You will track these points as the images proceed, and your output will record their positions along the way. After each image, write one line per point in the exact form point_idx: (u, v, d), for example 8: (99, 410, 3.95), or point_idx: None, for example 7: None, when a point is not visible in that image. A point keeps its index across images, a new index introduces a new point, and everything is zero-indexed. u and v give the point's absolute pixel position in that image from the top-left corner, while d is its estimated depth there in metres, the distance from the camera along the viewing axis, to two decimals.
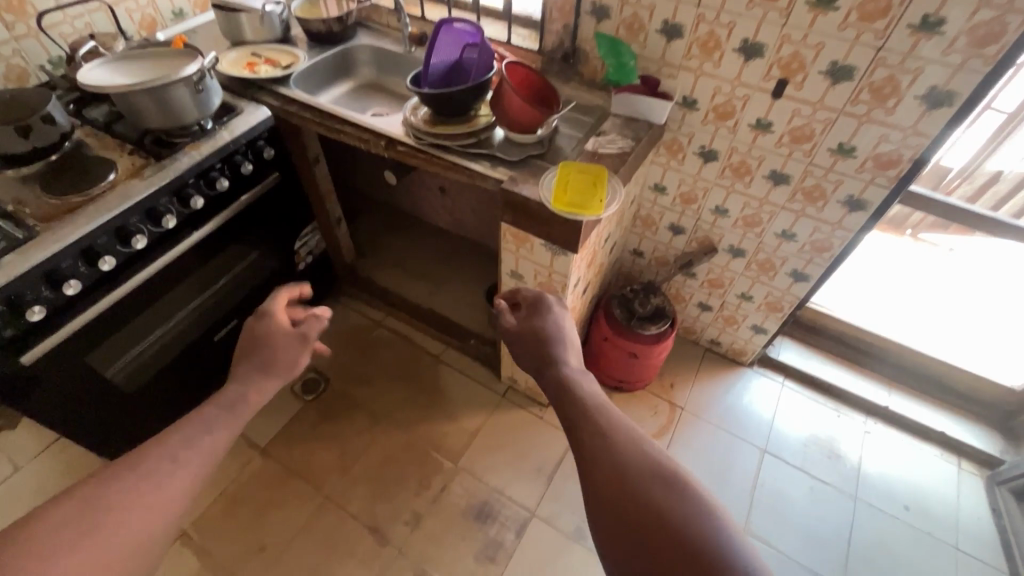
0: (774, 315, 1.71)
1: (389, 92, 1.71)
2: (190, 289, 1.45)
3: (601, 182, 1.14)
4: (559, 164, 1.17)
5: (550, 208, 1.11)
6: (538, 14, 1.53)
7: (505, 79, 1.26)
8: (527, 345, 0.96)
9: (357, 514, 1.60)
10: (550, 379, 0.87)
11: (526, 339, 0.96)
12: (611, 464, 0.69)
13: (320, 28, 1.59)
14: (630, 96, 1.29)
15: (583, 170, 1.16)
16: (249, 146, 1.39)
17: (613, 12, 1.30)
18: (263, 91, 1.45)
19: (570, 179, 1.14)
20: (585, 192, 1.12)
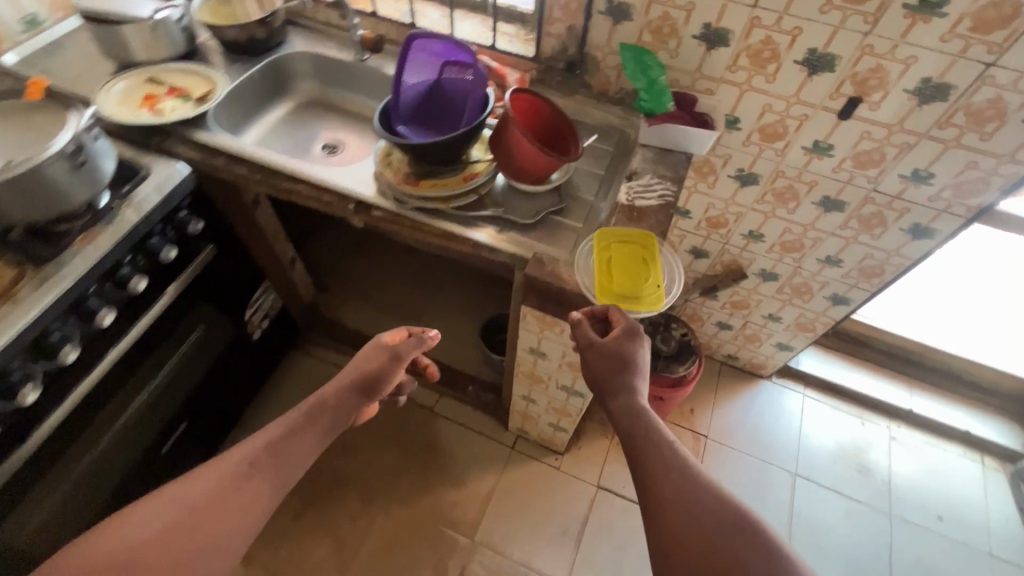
0: (804, 334, 1.56)
1: (340, 112, 1.35)
2: (120, 409, 1.11)
3: (652, 256, 0.90)
4: (599, 233, 0.92)
5: (597, 302, 0.86)
6: (526, 5, 1.20)
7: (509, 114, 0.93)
8: (599, 371, 0.83)
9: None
10: (622, 412, 0.79)
11: (605, 364, 0.83)
12: (679, 511, 0.66)
13: (237, 34, 1.19)
14: (664, 129, 1.01)
15: (627, 240, 0.92)
16: (167, 221, 1.03)
17: (637, 13, 1.00)
18: (173, 140, 1.08)
19: (617, 254, 0.90)
20: (639, 274, 0.88)
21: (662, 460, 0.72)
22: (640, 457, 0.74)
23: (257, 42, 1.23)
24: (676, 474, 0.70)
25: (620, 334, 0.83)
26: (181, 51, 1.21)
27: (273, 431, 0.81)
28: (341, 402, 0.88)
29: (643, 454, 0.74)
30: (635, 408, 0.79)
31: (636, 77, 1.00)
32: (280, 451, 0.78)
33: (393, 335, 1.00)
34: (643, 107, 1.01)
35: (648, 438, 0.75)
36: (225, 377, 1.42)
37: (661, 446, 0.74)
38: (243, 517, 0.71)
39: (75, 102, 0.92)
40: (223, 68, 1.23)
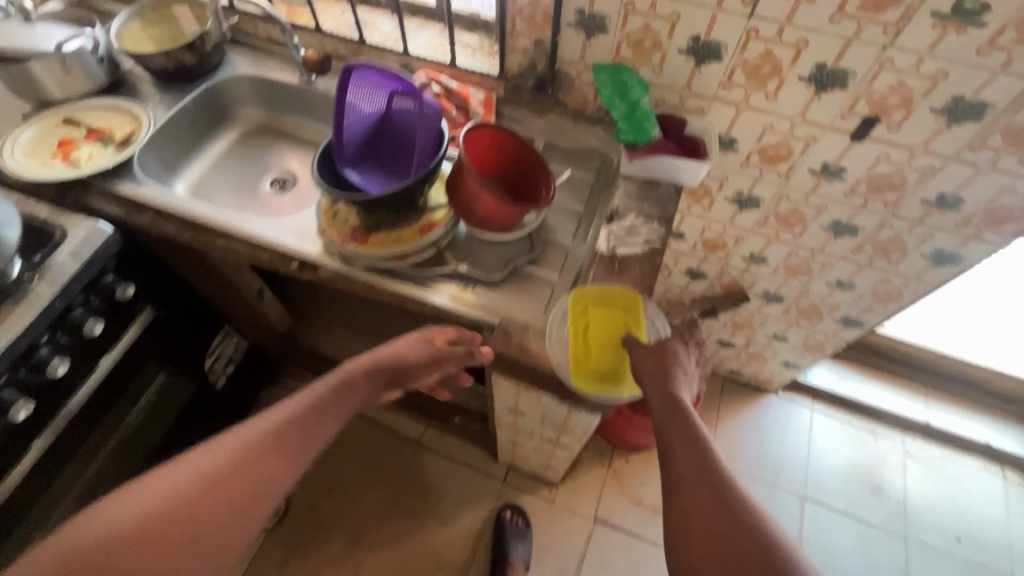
0: (812, 353, 1.44)
1: (291, 139, 1.21)
2: (57, 495, 0.99)
3: (631, 318, 0.83)
4: (578, 297, 0.82)
5: (573, 385, 0.80)
6: (489, 12, 1.04)
7: (464, 163, 0.80)
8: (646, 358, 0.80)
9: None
10: (659, 395, 0.75)
11: (649, 351, 0.80)
12: (704, 492, 0.64)
13: (163, 62, 1.05)
14: (648, 162, 0.88)
15: (607, 304, 0.84)
16: (91, 290, 0.91)
17: (613, 25, 0.86)
18: (92, 194, 0.95)
19: (597, 325, 0.82)
20: (618, 349, 0.83)
21: (692, 448, 0.69)
22: (665, 442, 0.71)
23: (188, 69, 1.08)
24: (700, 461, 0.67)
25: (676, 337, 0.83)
26: (102, 84, 1.07)
27: (297, 404, 0.76)
28: (365, 382, 0.83)
29: (670, 440, 0.71)
30: (671, 394, 0.75)
31: (613, 100, 0.87)
32: (301, 429, 0.74)
33: (441, 337, 0.87)
34: (622, 139, 0.87)
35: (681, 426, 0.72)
36: (194, 433, 1.31)
37: (693, 436, 0.70)
38: (257, 496, 0.67)
39: None
40: (152, 101, 1.09)
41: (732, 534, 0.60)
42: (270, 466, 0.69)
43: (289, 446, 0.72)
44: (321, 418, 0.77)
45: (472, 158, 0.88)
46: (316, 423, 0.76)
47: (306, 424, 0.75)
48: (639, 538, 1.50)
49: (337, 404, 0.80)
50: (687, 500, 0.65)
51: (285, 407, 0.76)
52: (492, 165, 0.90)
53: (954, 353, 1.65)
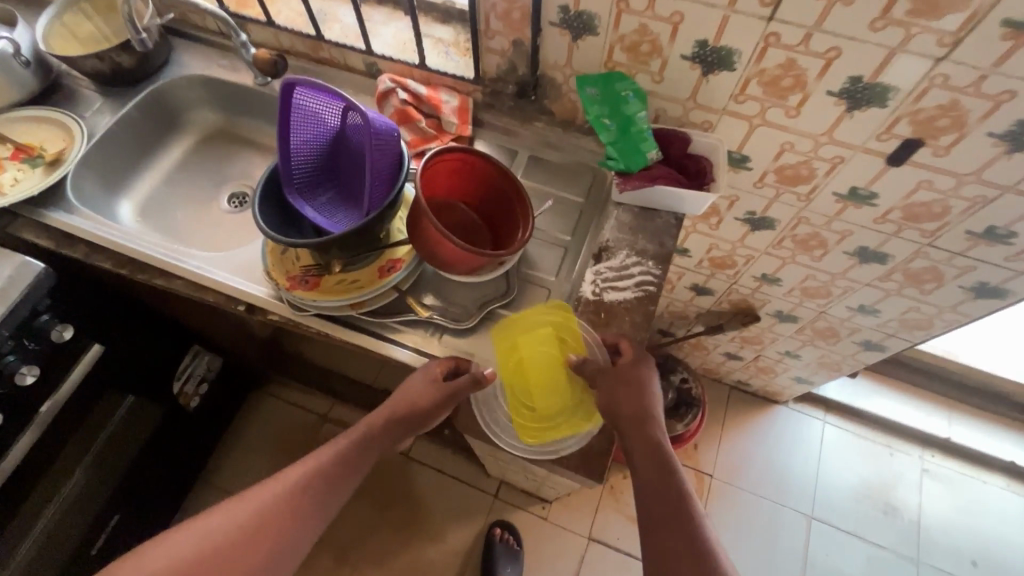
0: (828, 371, 1.32)
1: (251, 146, 1.09)
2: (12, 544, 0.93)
3: (564, 335, 0.72)
4: (497, 335, 0.73)
5: (522, 446, 0.72)
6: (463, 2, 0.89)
7: (418, 199, 0.69)
8: (620, 401, 0.67)
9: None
10: (642, 450, 0.65)
11: (617, 392, 0.67)
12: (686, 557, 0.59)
13: (96, 65, 0.92)
14: (641, 192, 0.76)
15: (534, 332, 0.73)
16: (24, 337, 0.82)
17: (603, 27, 0.71)
18: (19, 225, 0.85)
19: (525, 361, 0.72)
20: (559, 382, 0.72)
21: (680, 514, 0.62)
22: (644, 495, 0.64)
23: (127, 71, 0.96)
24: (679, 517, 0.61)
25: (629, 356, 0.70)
26: (33, 92, 0.95)
27: (323, 454, 0.71)
28: (379, 430, 0.72)
29: (651, 502, 0.63)
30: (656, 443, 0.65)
31: (602, 120, 0.75)
32: (328, 480, 0.69)
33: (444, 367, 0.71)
34: (610, 166, 0.75)
35: (666, 486, 0.63)
36: (167, 456, 1.25)
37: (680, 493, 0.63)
38: (279, 549, 0.65)
39: None
40: (91, 109, 0.97)
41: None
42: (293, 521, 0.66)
43: (318, 497, 0.68)
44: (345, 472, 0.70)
45: (435, 184, 0.76)
46: (342, 475, 0.70)
47: (327, 478, 0.69)
48: (635, 558, 1.45)
49: (364, 457, 0.72)
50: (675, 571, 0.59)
51: (316, 455, 0.71)
52: (460, 189, 0.78)
53: (983, 365, 1.53)
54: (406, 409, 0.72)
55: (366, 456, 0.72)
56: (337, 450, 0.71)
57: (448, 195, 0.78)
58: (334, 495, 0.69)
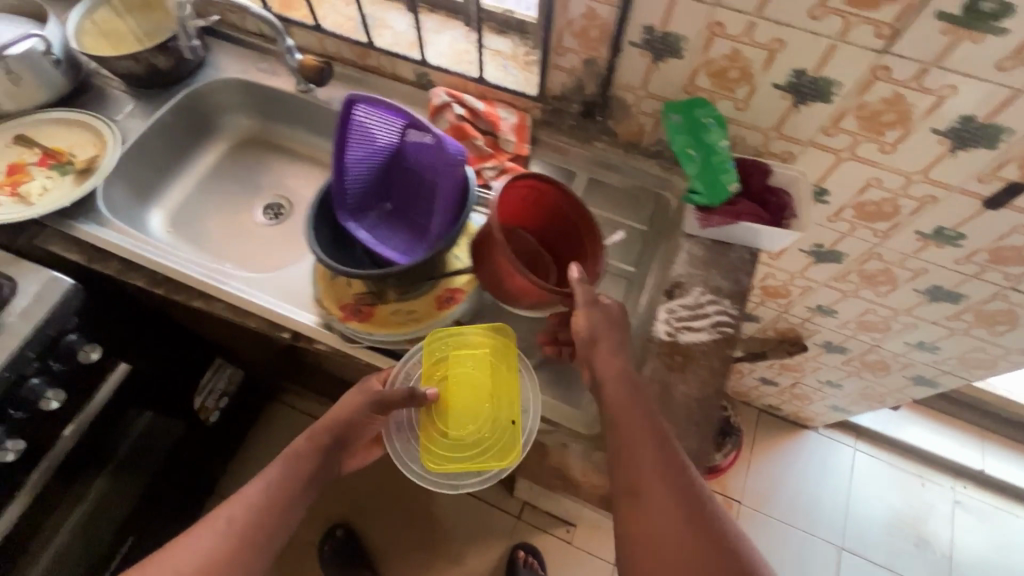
0: (868, 401, 1.29)
1: (286, 154, 1.04)
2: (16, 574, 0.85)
3: (502, 360, 0.66)
4: (428, 341, 0.67)
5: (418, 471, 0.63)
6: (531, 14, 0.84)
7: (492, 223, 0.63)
8: (597, 335, 0.60)
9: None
10: (614, 379, 0.58)
11: (599, 328, 0.61)
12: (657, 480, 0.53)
13: (131, 67, 0.87)
14: (723, 228, 0.71)
15: (472, 349, 0.66)
16: (49, 358, 0.77)
17: (690, 50, 0.67)
18: (46, 236, 0.79)
19: (454, 378, 0.65)
20: (482, 410, 0.63)
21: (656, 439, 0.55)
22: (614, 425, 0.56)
23: (161, 73, 0.90)
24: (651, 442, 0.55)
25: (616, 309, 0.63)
26: (61, 93, 0.89)
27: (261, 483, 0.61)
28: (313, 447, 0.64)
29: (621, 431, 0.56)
30: (629, 374, 0.59)
31: (685, 150, 0.70)
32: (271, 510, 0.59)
33: (384, 379, 0.66)
34: (693, 201, 0.70)
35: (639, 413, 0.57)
36: (187, 472, 1.19)
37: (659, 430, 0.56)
38: None
39: None
40: (122, 113, 0.92)
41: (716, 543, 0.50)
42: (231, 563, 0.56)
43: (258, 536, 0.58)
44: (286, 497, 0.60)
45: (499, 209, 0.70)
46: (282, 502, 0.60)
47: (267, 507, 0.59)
48: None
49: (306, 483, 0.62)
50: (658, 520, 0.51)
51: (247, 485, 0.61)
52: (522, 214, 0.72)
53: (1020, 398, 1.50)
54: (339, 426, 0.65)
55: (309, 485, 0.63)
56: (271, 484, 0.61)
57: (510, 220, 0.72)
58: (276, 531, 0.59)
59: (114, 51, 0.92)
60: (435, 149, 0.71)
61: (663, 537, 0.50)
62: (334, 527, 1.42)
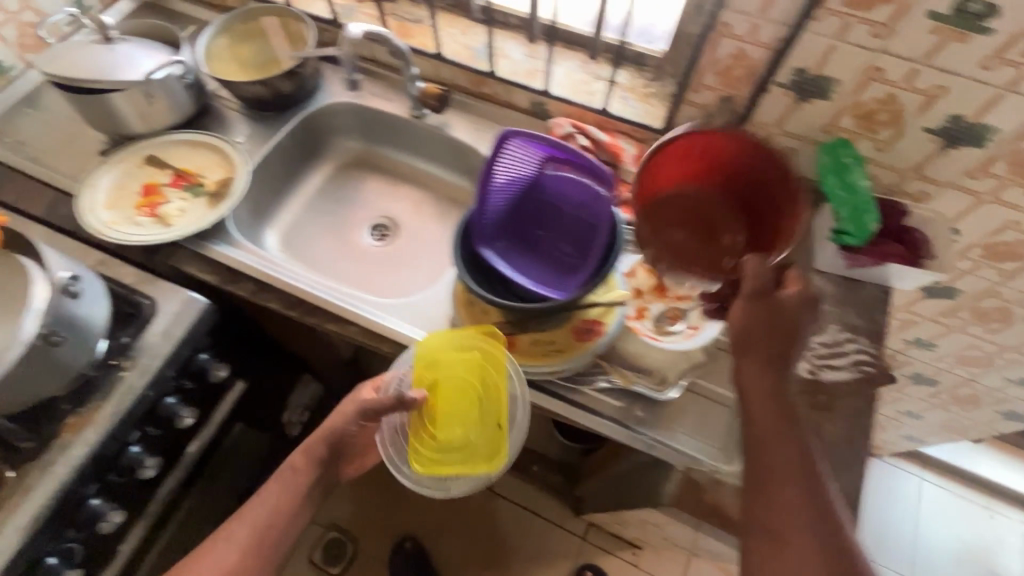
0: (947, 433, 1.28)
1: (390, 175, 1.05)
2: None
3: (487, 362, 0.66)
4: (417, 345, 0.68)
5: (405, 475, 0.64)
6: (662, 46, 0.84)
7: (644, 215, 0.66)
8: (754, 342, 0.58)
9: (339, 534, 1.44)
10: (763, 357, 0.58)
11: (759, 324, 0.57)
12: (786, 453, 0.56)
13: (258, 91, 0.89)
14: (863, 267, 0.73)
15: (461, 352, 0.67)
16: (183, 377, 0.78)
17: (840, 93, 0.68)
18: (181, 256, 0.81)
19: (443, 380, 0.66)
20: (468, 414, 0.64)
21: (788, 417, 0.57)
22: (752, 396, 0.58)
23: (285, 97, 0.92)
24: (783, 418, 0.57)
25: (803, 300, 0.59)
26: (188, 114, 0.92)
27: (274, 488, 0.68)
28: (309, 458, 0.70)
29: (759, 404, 0.58)
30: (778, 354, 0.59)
31: (836, 191, 0.71)
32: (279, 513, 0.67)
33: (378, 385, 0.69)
34: (842, 241, 0.72)
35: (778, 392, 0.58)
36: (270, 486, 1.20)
37: (803, 446, 0.57)
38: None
39: (47, 253, 0.64)
40: (241, 134, 0.94)
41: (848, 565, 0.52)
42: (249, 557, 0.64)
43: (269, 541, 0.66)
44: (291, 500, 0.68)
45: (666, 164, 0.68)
46: (286, 503, 0.67)
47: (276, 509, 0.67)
48: None
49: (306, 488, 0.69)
50: (793, 531, 0.53)
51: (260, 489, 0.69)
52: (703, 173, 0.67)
53: None
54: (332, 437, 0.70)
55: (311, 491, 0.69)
56: (277, 493, 0.68)
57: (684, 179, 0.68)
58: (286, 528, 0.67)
59: (240, 75, 0.96)
60: (579, 189, 0.75)
61: (795, 547, 0.53)
62: (402, 539, 1.43)
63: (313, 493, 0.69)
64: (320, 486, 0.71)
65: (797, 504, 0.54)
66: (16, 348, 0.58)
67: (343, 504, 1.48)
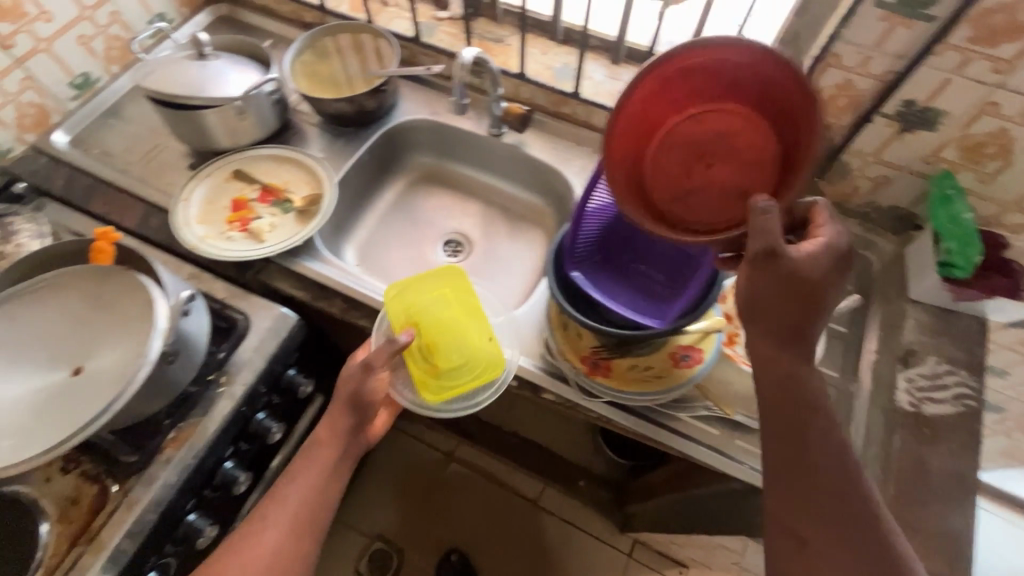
0: (1007, 460, 1.26)
1: (459, 190, 1.05)
2: None
3: (454, 291, 0.77)
4: (388, 295, 0.76)
5: (423, 407, 0.72)
6: None
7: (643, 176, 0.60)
8: (765, 311, 0.51)
9: (384, 546, 1.44)
10: (777, 328, 0.52)
11: (770, 291, 0.50)
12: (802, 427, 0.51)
13: (343, 107, 0.90)
14: (975, 298, 0.72)
15: (430, 289, 0.77)
16: (273, 391, 0.79)
17: (949, 125, 0.68)
18: (271, 271, 0.82)
19: (421, 316, 0.75)
20: (462, 337, 0.75)
21: (803, 391, 0.52)
22: (763, 367, 0.52)
23: (367, 114, 0.93)
24: (795, 388, 0.52)
25: (825, 253, 0.51)
26: (272, 130, 0.93)
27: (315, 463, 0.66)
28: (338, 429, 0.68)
29: (771, 377, 0.52)
30: (795, 324, 0.52)
31: (946, 225, 0.71)
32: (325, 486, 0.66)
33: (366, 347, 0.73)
34: (954, 275, 0.72)
35: (793, 366, 0.52)
36: None
37: (817, 419, 0.52)
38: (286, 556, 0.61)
39: (162, 273, 0.66)
40: (321, 149, 0.95)
41: (880, 549, 0.47)
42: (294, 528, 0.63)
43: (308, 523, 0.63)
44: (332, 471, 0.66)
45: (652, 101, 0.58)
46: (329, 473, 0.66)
47: (321, 481, 0.66)
48: None
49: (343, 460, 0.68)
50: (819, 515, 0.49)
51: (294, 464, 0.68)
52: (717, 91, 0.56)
53: None
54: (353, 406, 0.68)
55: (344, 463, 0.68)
56: (314, 466, 0.66)
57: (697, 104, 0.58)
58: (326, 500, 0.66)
59: (319, 92, 0.98)
60: None
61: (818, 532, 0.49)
62: (448, 552, 1.43)
63: (343, 464, 0.68)
64: (348, 457, 0.69)
65: (822, 487, 0.50)
66: (145, 367, 0.59)
67: (388, 514, 1.48)
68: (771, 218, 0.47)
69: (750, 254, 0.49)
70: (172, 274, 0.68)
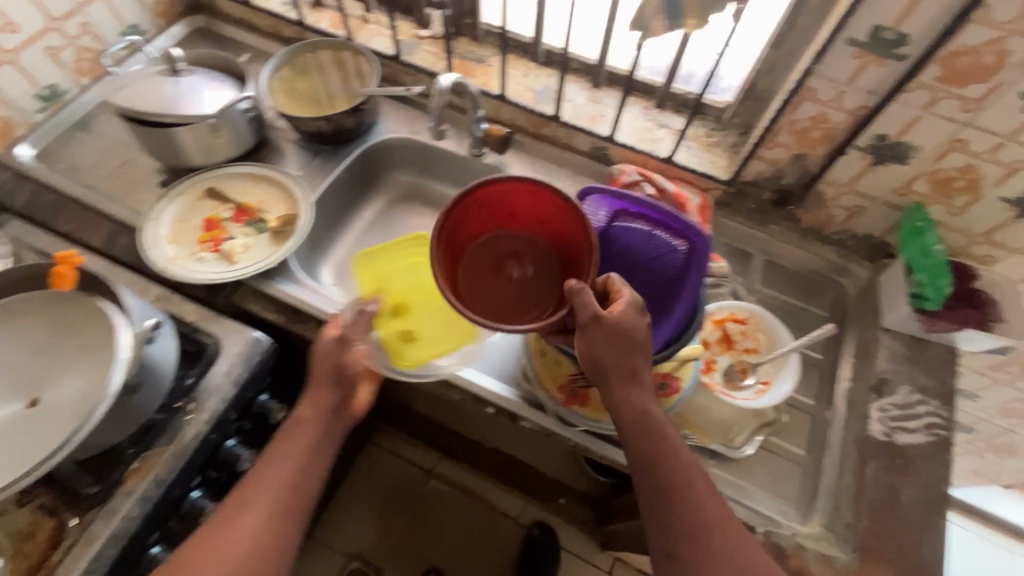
0: (981, 479, 1.28)
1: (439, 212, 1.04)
2: None
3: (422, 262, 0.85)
4: (354, 268, 0.83)
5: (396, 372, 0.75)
6: (731, 98, 0.85)
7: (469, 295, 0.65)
8: (606, 370, 0.58)
9: (361, 566, 1.41)
10: (625, 380, 0.58)
11: (605, 353, 0.57)
12: (672, 467, 0.57)
13: (321, 126, 0.89)
14: (945, 331, 0.73)
15: (399, 259, 0.85)
16: (243, 417, 0.77)
17: (921, 159, 0.69)
18: (243, 294, 0.80)
19: (391, 284, 0.83)
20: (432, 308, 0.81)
21: (661, 432, 0.58)
22: (621, 418, 0.59)
23: (345, 132, 0.92)
24: (655, 432, 0.58)
25: (636, 307, 0.58)
26: (247, 148, 0.91)
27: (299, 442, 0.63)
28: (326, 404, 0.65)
29: (632, 427, 0.58)
30: (635, 371, 0.58)
31: (919, 259, 0.73)
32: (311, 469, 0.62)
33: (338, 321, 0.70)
34: (924, 306, 0.73)
35: (649, 412, 0.59)
36: None
37: (680, 457, 0.58)
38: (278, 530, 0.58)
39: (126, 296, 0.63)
40: (297, 168, 0.94)
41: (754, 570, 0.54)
42: (284, 505, 0.59)
43: (294, 498, 0.60)
44: (319, 455, 0.63)
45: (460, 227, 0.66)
46: (320, 447, 0.63)
47: (308, 465, 0.62)
48: None
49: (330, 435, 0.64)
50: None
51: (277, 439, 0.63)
52: (496, 224, 0.70)
53: None
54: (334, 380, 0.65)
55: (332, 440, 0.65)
56: (302, 440, 0.63)
57: (483, 233, 0.69)
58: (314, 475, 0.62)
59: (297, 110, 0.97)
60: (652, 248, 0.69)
61: None
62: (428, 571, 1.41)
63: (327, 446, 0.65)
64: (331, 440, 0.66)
65: (698, 526, 0.55)
66: (105, 401, 0.56)
67: (366, 533, 1.45)
68: (581, 294, 0.55)
69: (581, 324, 0.56)
70: (138, 299, 0.66)
